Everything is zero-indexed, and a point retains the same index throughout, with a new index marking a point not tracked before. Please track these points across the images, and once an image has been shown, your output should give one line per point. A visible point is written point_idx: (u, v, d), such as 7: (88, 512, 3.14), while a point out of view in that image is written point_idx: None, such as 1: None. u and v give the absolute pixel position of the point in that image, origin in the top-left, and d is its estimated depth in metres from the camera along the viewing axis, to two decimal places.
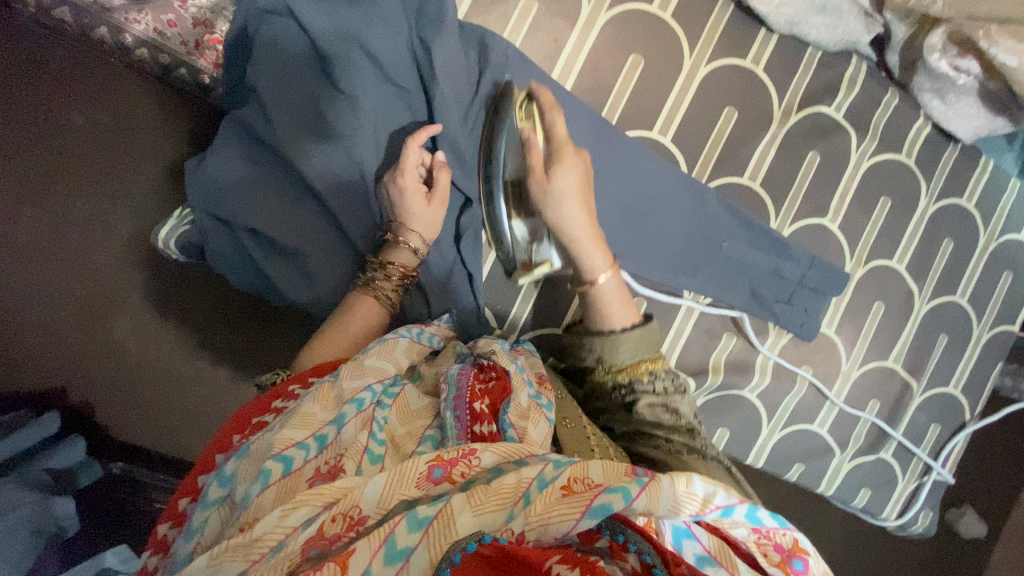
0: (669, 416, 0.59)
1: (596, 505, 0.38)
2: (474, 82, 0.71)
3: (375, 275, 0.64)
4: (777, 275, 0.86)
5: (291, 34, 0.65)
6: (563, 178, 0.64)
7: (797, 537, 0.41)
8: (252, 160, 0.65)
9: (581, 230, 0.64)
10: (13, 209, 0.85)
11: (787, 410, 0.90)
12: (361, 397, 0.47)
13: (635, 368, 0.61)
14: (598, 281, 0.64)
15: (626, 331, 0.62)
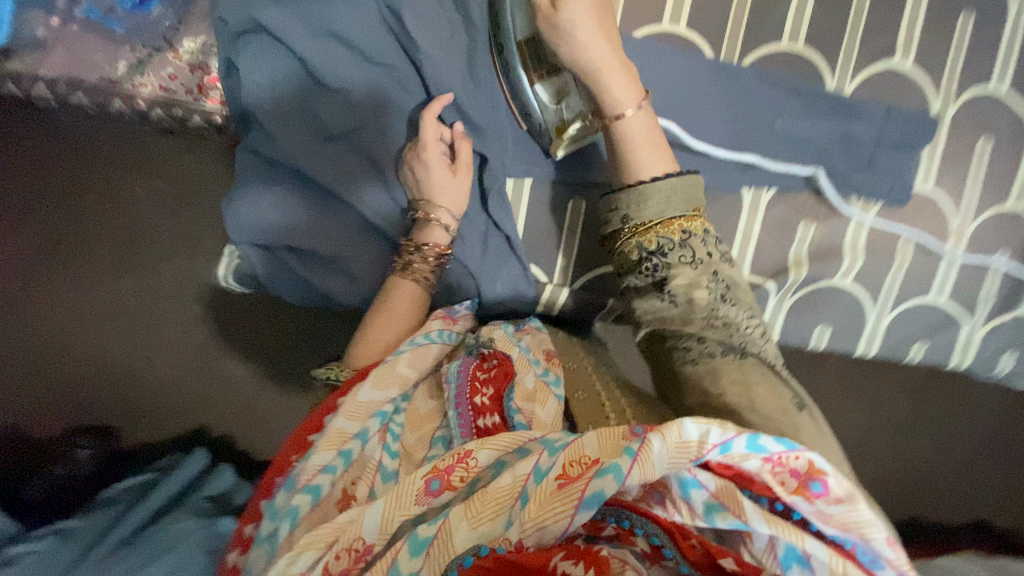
0: (705, 292, 0.53)
1: (589, 495, 0.36)
2: (458, 32, 0.66)
3: (411, 258, 0.63)
4: (849, 142, 0.75)
5: (268, 47, 0.64)
6: (571, 7, 0.57)
7: (813, 459, 0.35)
8: (273, 180, 0.66)
9: (600, 58, 0.57)
10: (110, 277, 0.88)
11: (893, 289, 0.81)
12: (383, 410, 0.48)
13: (668, 227, 0.55)
14: (626, 117, 0.58)
15: (657, 182, 0.56)
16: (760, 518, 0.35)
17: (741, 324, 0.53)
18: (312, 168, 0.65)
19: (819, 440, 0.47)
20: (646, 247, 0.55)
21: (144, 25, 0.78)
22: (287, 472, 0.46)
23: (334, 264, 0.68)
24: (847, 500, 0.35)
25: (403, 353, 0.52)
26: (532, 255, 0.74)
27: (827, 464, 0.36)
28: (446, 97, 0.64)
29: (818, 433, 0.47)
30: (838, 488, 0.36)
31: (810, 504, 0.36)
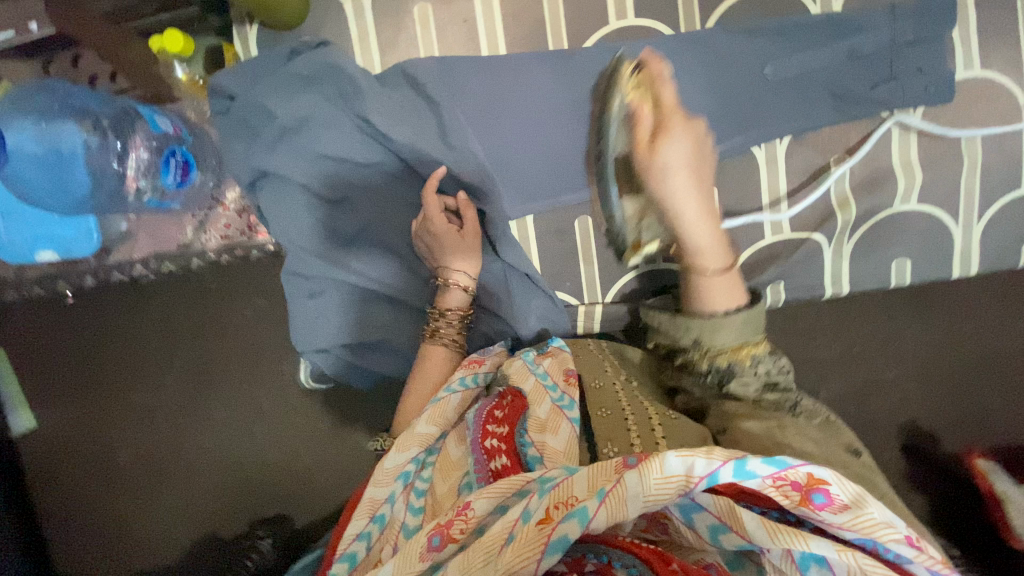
0: (760, 386, 0.57)
1: (553, 540, 0.38)
2: (422, 111, 0.70)
3: (438, 325, 0.68)
4: (857, 58, 0.68)
5: (274, 182, 0.72)
6: (670, 150, 0.59)
7: (811, 470, 0.39)
8: (311, 291, 0.74)
9: (691, 207, 0.59)
10: (235, 389, 0.99)
11: (973, 194, 0.70)
12: (406, 470, 0.53)
13: (738, 353, 0.57)
14: (708, 274, 0.59)
15: (731, 315, 0.57)
16: (765, 533, 0.39)
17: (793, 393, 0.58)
18: (352, 270, 0.73)
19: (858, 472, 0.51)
20: (716, 366, 0.57)
21: (192, 193, 0.92)
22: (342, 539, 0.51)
23: (386, 345, 0.75)
24: (855, 504, 0.39)
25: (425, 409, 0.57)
26: (557, 282, 0.75)
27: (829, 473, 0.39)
28: (439, 171, 0.67)
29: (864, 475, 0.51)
30: (843, 495, 0.39)
31: (820, 513, 0.39)
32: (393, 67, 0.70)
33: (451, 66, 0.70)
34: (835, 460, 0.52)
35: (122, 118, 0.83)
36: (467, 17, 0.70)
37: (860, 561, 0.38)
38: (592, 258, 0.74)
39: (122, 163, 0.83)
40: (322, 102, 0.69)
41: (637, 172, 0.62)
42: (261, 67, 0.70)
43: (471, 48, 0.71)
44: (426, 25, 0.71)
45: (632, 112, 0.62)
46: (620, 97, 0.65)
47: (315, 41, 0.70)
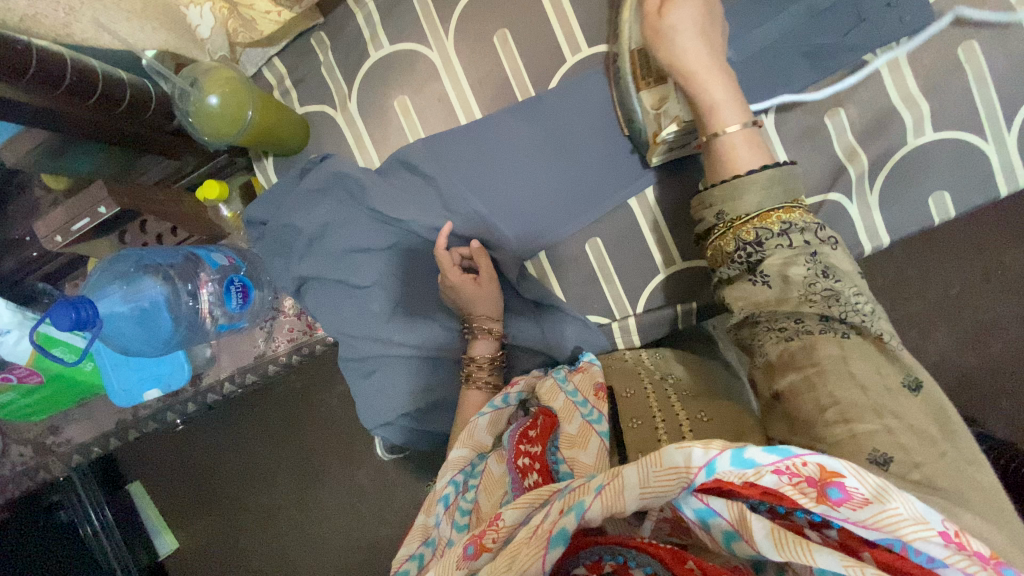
0: (802, 270, 0.48)
1: (554, 534, 0.40)
2: (421, 188, 0.77)
3: (470, 370, 0.72)
4: (820, 14, 0.67)
5: (312, 285, 0.80)
6: (677, 13, 0.57)
7: (822, 463, 0.36)
8: (366, 371, 0.80)
9: (698, 60, 0.56)
10: (360, 466, 1.19)
11: (997, 106, 0.65)
12: (447, 492, 0.57)
13: (764, 219, 0.51)
14: (728, 133, 0.55)
15: (754, 175, 0.52)
16: (771, 543, 0.37)
17: (852, 296, 0.47)
18: (396, 344, 0.78)
19: (926, 422, 0.42)
20: (743, 239, 0.51)
21: (255, 309, 1.04)
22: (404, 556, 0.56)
23: (442, 406, 0.79)
24: (876, 499, 0.35)
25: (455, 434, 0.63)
26: (585, 305, 0.78)
27: (844, 465, 0.36)
28: (445, 228, 0.73)
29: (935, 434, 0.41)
30: (862, 489, 0.35)
31: (837, 512, 0.35)
32: (388, 158, 0.78)
33: (436, 142, 0.77)
34: (894, 410, 0.42)
35: (186, 264, 0.95)
36: (441, 96, 0.77)
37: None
38: (613, 277, 0.76)
39: (196, 300, 0.96)
40: (335, 206, 0.78)
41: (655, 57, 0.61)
42: (280, 192, 0.79)
43: (450, 121, 0.78)
44: (408, 114, 0.78)
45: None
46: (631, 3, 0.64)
47: (319, 156, 0.80)
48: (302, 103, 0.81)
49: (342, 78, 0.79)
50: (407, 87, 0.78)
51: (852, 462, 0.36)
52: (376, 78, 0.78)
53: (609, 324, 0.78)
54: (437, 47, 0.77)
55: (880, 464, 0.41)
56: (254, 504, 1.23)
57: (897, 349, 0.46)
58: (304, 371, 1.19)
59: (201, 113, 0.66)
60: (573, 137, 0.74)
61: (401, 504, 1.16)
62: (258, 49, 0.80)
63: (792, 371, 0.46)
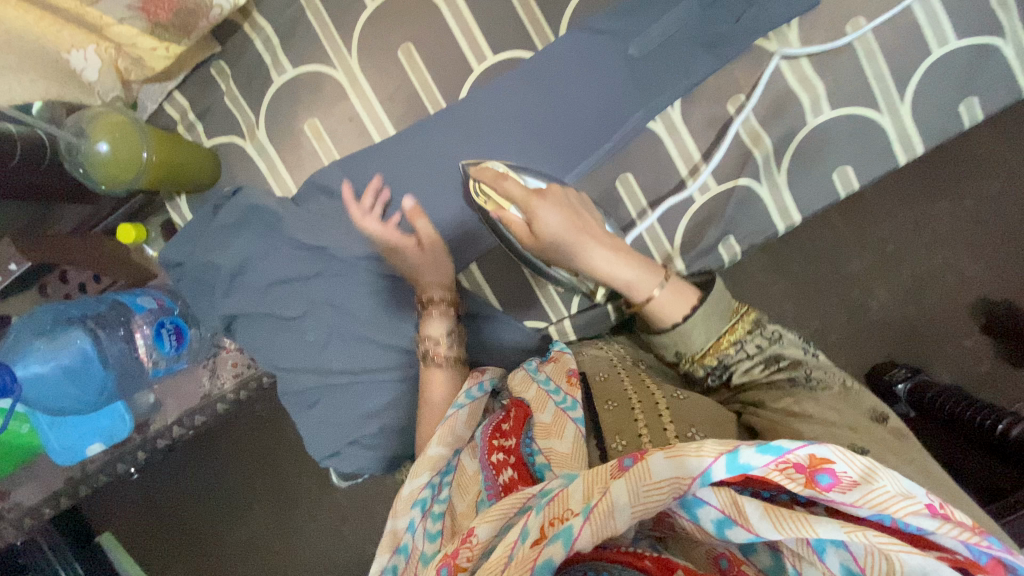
0: (762, 366, 0.54)
1: (539, 565, 0.35)
2: (342, 212, 0.76)
3: (427, 347, 0.66)
4: (712, 4, 0.68)
5: (241, 322, 0.78)
6: (550, 225, 0.59)
7: (812, 450, 0.36)
8: (309, 403, 0.79)
9: (596, 256, 0.59)
10: (329, 492, 1.17)
11: (885, 78, 0.68)
12: (421, 497, 0.52)
13: (715, 348, 0.55)
14: (654, 298, 0.57)
15: (688, 321, 0.55)
16: (769, 524, 0.36)
17: (807, 363, 0.54)
18: (335, 372, 0.77)
19: (895, 441, 0.48)
20: (709, 365, 0.56)
21: (195, 347, 1.00)
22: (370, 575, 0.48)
23: (388, 430, 0.77)
24: (863, 480, 0.36)
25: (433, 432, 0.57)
26: (521, 310, 0.78)
27: (832, 449, 0.36)
28: (410, 206, 0.68)
29: (900, 444, 0.48)
30: (851, 472, 0.36)
31: (829, 496, 0.36)
32: (305, 184, 0.77)
33: (352, 164, 0.75)
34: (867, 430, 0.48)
35: (110, 311, 0.91)
36: (351, 115, 0.76)
37: (875, 542, 0.34)
38: (544, 280, 0.77)
39: (132, 345, 0.93)
40: (256, 238, 0.76)
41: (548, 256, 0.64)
42: (196, 229, 0.77)
43: (364, 140, 0.76)
44: (320, 136, 0.77)
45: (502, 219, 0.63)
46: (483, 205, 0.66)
47: (232, 189, 0.77)
48: (209, 136, 0.78)
49: (248, 106, 0.77)
50: (316, 110, 0.76)
51: (840, 446, 0.37)
52: (283, 103, 0.76)
53: (546, 326, 0.78)
54: (342, 66, 0.75)
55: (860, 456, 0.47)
56: (228, 543, 1.20)
57: (857, 390, 0.52)
58: (263, 402, 1.16)
59: (90, 162, 0.64)
60: (486, 143, 0.73)
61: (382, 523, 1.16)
62: (155, 85, 0.77)
63: (774, 406, 0.52)
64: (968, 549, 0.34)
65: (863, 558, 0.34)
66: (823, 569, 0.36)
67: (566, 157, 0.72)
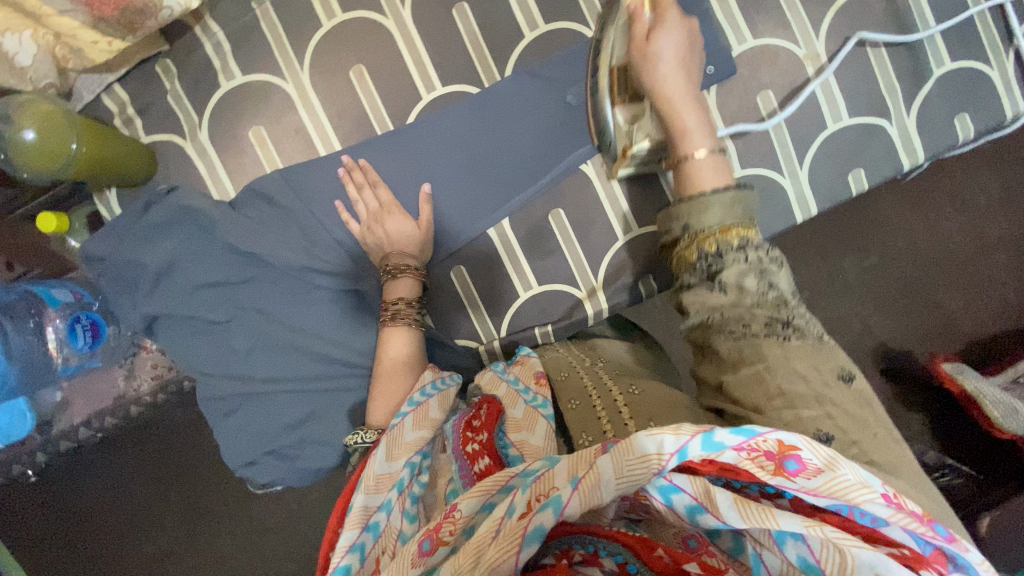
0: (755, 282, 0.52)
1: (529, 532, 0.37)
2: (281, 220, 0.77)
3: (396, 308, 0.71)
4: None
5: (163, 323, 0.77)
6: (664, 42, 0.62)
7: (780, 437, 0.38)
8: (228, 410, 0.78)
9: (679, 91, 0.62)
10: (245, 505, 1.13)
11: (787, 146, 0.78)
12: (401, 478, 0.53)
13: (727, 234, 0.54)
14: (694, 156, 0.60)
15: (717, 193, 0.56)
16: (737, 513, 0.37)
17: (792, 308, 0.52)
18: (258, 380, 0.77)
19: (856, 409, 0.47)
20: (705, 251, 0.54)
21: (114, 346, 0.96)
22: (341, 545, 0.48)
23: (308, 440, 0.77)
24: (827, 467, 0.38)
25: (407, 416, 0.59)
26: (452, 329, 0.81)
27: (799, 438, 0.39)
28: (427, 191, 0.76)
29: (855, 410, 0.47)
30: (816, 459, 0.38)
31: (794, 483, 0.38)
32: (244, 189, 0.77)
33: (296, 174, 0.77)
34: (834, 399, 0.47)
35: (23, 302, 0.87)
36: (298, 127, 0.77)
37: (832, 535, 0.36)
38: (477, 300, 0.80)
39: (43, 337, 0.89)
40: (186, 239, 0.75)
41: (634, 74, 0.66)
42: (123, 226, 0.76)
43: (309, 153, 0.78)
44: (264, 144, 0.77)
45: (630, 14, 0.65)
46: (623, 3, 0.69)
47: (166, 188, 0.77)
48: (148, 132, 0.78)
49: (192, 107, 0.77)
50: (262, 119, 0.77)
51: (806, 435, 0.39)
52: (228, 108, 0.77)
53: (477, 346, 0.81)
54: (293, 79, 0.77)
55: (823, 439, 0.45)
56: (133, 556, 1.13)
57: (833, 349, 0.51)
58: (183, 405, 1.12)
59: (15, 148, 0.65)
60: (430, 165, 0.77)
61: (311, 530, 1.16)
62: (95, 76, 0.76)
63: (744, 372, 0.50)
64: (914, 540, 0.36)
65: (820, 551, 0.36)
66: (780, 557, 0.37)
67: (502, 188, 0.77)
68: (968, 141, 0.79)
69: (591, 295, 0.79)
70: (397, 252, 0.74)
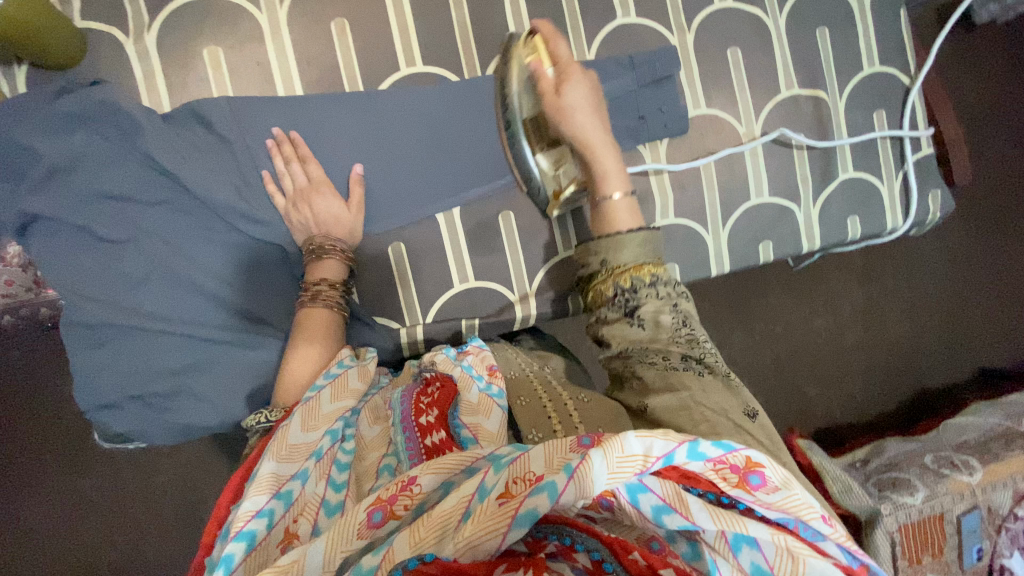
0: (668, 318, 0.58)
1: (521, 513, 0.38)
2: (216, 149, 0.71)
3: (318, 288, 0.68)
4: (612, 100, 0.82)
5: (41, 225, 0.66)
6: (572, 93, 0.66)
7: (749, 454, 0.43)
8: (97, 341, 0.68)
9: (597, 137, 0.66)
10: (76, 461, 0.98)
11: (717, 207, 0.87)
12: (319, 447, 0.53)
13: (639, 270, 0.59)
14: (612, 198, 0.64)
15: (631, 232, 0.61)
16: (707, 515, 0.41)
17: (702, 346, 0.57)
18: (143, 315, 0.68)
19: (768, 443, 0.52)
20: (620, 286, 0.59)
21: None
22: (244, 510, 0.47)
23: (187, 392, 0.70)
24: (783, 486, 0.43)
25: (323, 389, 0.59)
26: (376, 307, 0.78)
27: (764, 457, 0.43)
28: (356, 173, 0.74)
29: (767, 442, 0.52)
30: (775, 477, 0.43)
31: (754, 494, 0.42)
32: (183, 107, 0.71)
33: (245, 107, 0.72)
34: (750, 432, 0.51)
35: None
36: (260, 60, 0.73)
37: (789, 544, 0.41)
38: (409, 283, 0.78)
39: None
40: (99, 140, 0.67)
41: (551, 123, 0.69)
42: (22, 106, 0.66)
43: (267, 90, 0.73)
44: (218, 68, 0.72)
45: (534, 72, 0.69)
46: (523, 54, 0.72)
47: (89, 81, 0.69)
48: (85, 18, 0.70)
49: (144, 6, 0.70)
50: (223, 41, 0.72)
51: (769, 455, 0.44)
52: (186, 18, 0.71)
53: (398, 329, 0.79)
54: (268, 11, 0.73)
55: None
56: None
57: (740, 386, 0.56)
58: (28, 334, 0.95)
59: None
60: (394, 139, 0.76)
61: (157, 500, 1.03)
62: None
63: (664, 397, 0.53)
64: (845, 555, 0.43)
65: (774, 558, 0.41)
66: (734, 564, 0.41)
67: (457, 178, 0.78)
68: (854, 239, 0.94)
69: (523, 300, 0.81)
70: (322, 234, 0.71)
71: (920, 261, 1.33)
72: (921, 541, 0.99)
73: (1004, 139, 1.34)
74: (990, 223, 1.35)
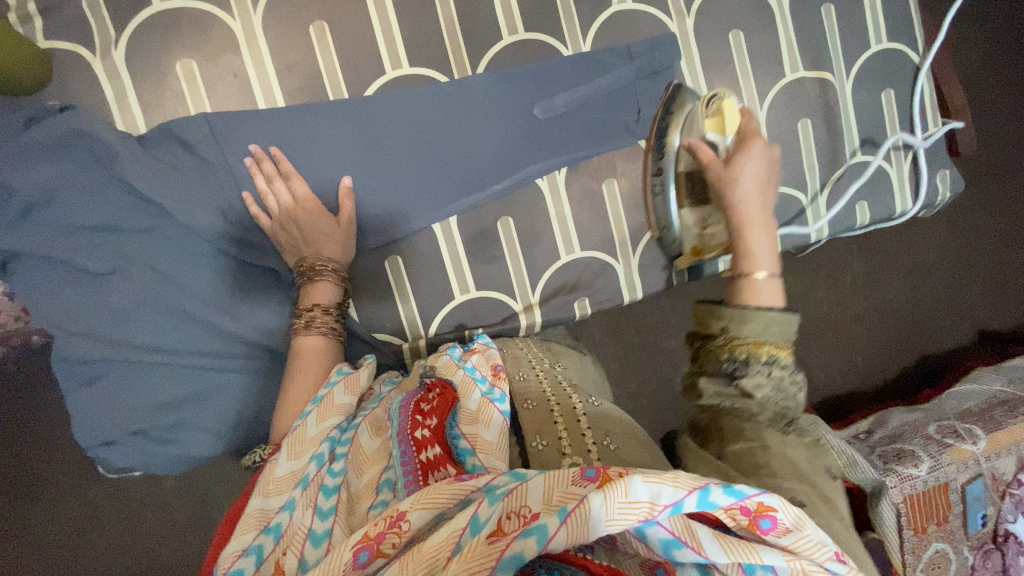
0: (772, 393, 0.54)
1: (505, 557, 0.37)
2: (196, 169, 0.67)
3: (309, 316, 0.66)
4: (611, 94, 0.78)
5: (21, 261, 0.64)
6: (744, 166, 0.63)
7: (762, 499, 0.41)
8: (89, 378, 0.66)
9: (753, 215, 0.62)
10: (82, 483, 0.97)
11: None
12: (305, 474, 0.51)
13: (758, 348, 0.55)
14: (756, 277, 0.59)
15: (763, 309, 0.56)
16: (718, 547, 0.40)
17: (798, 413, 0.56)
18: (136, 348, 0.66)
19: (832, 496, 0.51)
20: (736, 357, 0.55)
21: None
22: (233, 547, 0.48)
23: (188, 423, 0.68)
24: (795, 528, 0.42)
25: (310, 414, 0.57)
26: (376, 322, 0.76)
27: (778, 500, 0.42)
28: (346, 185, 0.70)
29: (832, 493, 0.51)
30: (787, 519, 0.42)
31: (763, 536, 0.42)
32: (159, 128, 0.67)
33: (225, 123, 0.68)
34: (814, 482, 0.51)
35: None
36: (237, 72, 0.69)
37: (804, 570, 0.40)
38: (408, 296, 0.76)
39: None
40: (74, 169, 0.64)
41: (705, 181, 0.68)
42: None
43: (246, 103, 0.69)
44: (193, 82, 0.68)
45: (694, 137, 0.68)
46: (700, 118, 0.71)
47: (58, 105, 0.65)
48: (48, 37, 0.65)
49: (109, 19, 0.66)
50: (195, 53, 0.68)
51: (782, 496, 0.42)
52: (154, 31, 0.67)
53: (400, 346, 0.77)
54: (241, 18, 0.69)
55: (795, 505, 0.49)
56: None
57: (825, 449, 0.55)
58: None
59: None
60: (383, 146, 0.72)
61: (167, 515, 1.03)
62: None
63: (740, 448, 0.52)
64: None
65: None
66: None
67: (452, 186, 0.75)
68: (862, 225, 0.91)
69: (527, 309, 0.80)
70: (314, 252, 0.68)
71: (924, 234, 1.32)
72: (924, 513, 1.00)
73: (1011, 105, 1.30)
74: (996, 191, 1.32)
